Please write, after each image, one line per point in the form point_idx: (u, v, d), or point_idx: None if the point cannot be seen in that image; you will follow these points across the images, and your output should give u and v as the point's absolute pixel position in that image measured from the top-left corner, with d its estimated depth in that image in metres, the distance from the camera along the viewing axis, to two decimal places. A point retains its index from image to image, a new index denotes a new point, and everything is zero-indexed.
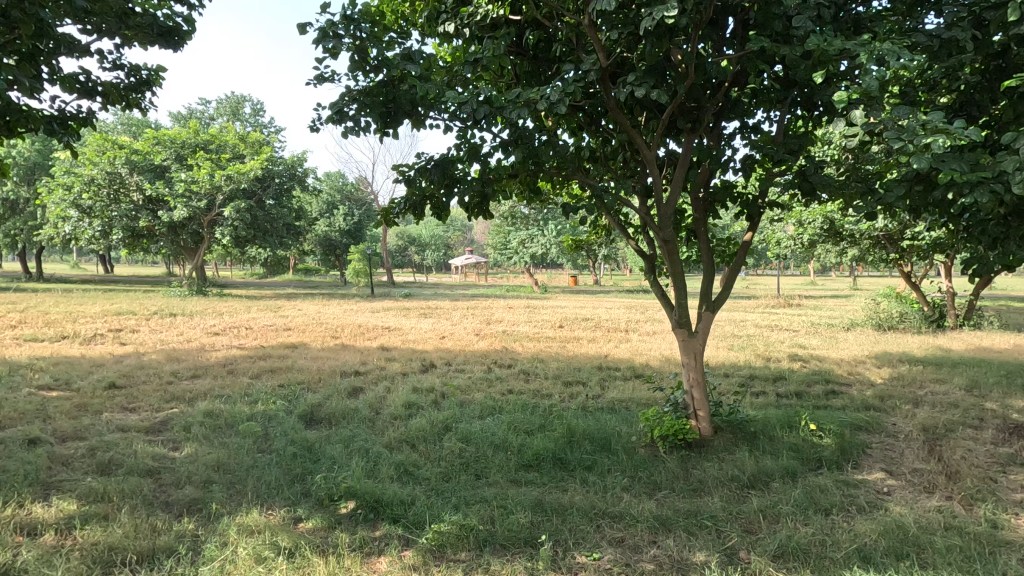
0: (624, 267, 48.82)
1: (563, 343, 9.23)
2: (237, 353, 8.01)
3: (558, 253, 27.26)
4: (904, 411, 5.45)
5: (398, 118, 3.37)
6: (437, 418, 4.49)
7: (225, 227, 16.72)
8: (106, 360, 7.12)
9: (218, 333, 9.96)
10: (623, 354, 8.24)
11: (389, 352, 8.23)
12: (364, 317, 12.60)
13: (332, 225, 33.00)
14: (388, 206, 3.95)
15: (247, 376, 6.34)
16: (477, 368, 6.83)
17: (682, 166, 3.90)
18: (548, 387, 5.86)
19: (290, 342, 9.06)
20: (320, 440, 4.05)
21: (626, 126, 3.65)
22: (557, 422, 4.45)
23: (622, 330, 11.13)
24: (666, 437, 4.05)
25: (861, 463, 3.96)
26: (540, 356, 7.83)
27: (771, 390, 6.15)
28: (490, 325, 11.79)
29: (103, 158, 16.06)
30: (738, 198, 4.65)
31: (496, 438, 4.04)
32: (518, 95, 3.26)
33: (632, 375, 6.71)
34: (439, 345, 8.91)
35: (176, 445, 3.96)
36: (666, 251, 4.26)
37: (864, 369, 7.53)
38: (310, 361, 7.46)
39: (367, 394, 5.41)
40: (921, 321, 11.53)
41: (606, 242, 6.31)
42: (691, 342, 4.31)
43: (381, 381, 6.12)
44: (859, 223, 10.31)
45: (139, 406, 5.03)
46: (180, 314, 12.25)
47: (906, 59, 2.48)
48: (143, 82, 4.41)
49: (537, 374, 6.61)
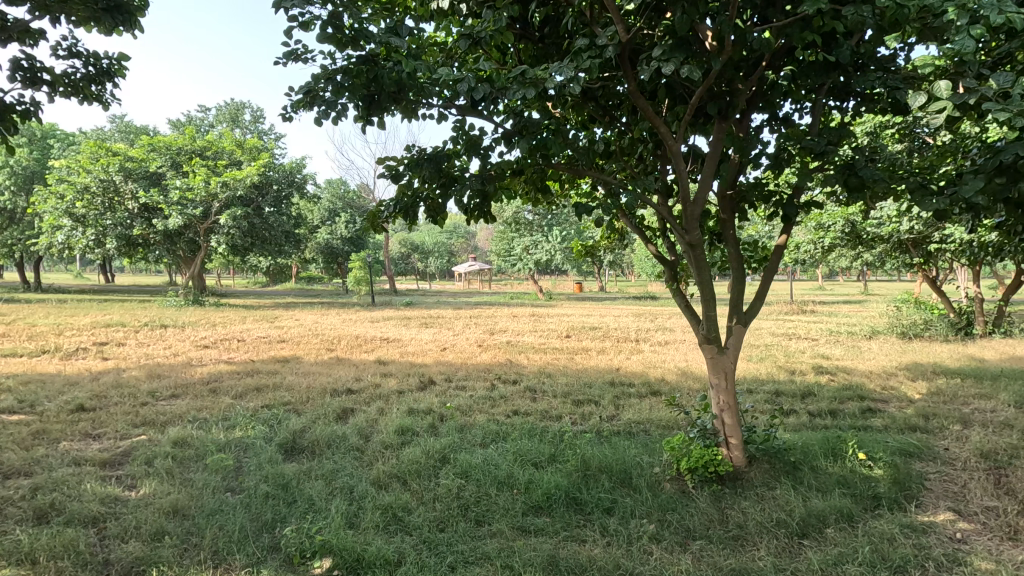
0: (629, 273, 48.30)
1: (571, 355, 8.71)
2: (225, 369, 7.50)
3: (563, 259, 26.73)
4: (954, 433, 4.89)
5: (381, 105, 2.86)
6: (432, 448, 3.97)
7: (221, 236, 16.28)
8: (82, 378, 6.62)
9: (208, 346, 9.45)
10: (636, 367, 7.69)
11: (386, 367, 7.72)
12: (363, 328, 12.10)
13: (333, 232, 32.36)
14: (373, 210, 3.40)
15: (229, 396, 5.83)
16: (479, 385, 6.29)
17: (712, 158, 3.36)
18: (558, 407, 5.33)
19: (281, 356, 8.56)
20: (298, 475, 3.54)
21: (650, 112, 3.12)
22: (569, 452, 3.92)
23: (632, 340, 10.58)
24: (695, 471, 3.54)
25: (924, 500, 3.43)
26: (547, 371, 7.28)
27: (802, 409, 5.59)
28: (494, 335, 11.26)
29: (98, 166, 15.66)
30: (771, 198, 4.13)
31: (501, 472, 3.53)
32: (523, 72, 2.72)
33: (648, 392, 6.17)
34: (439, 359, 8.37)
35: (134, 484, 3.45)
36: (692, 257, 3.73)
37: (898, 383, 6.94)
38: (300, 377, 6.94)
39: (358, 417, 4.88)
40: (947, 328, 10.96)
41: (618, 247, 5.81)
42: (721, 358, 3.83)
43: (375, 401, 5.60)
44: (883, 225, 9.76)
45: (103, 433, 4.52)
46: (172, 326, 11.76)
47: (1013, 7, 1.96)
48: (105, 72, 3.93)
49: (544, 392, 6.06)
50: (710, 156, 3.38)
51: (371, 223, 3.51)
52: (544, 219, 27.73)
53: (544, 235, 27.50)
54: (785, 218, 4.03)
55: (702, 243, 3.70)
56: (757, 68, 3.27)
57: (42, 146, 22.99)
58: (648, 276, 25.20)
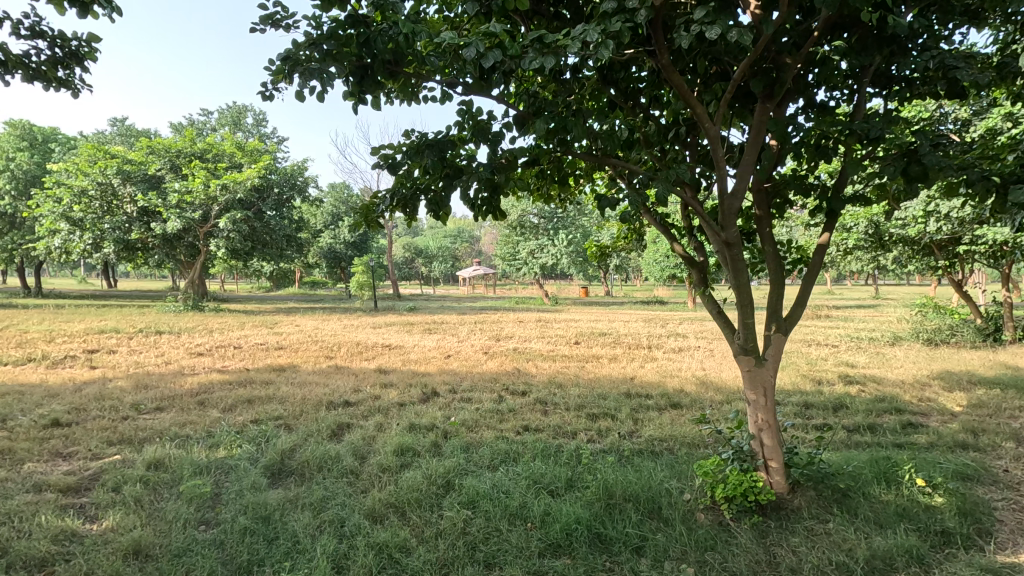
0: (635, 277, 47.89)
1: (582, 364, 8.29)
2: (217, 379, 7.09)
3: (569, 263, 26.31)
4: (1010, 452, 4.42)
5: (375, 78, 2.45)
6: (435, 471, 3.55)
7: (221, 240, 15.96)
8: (64, 389, 6.24)
9: (202, 354, 9.07)
10: (652, 377, 7.25)
11: (387, 376, 7.32)
12: (364, 334, 11.70)
13: (337, 237, 32.60)
14: (363, 208, 2.95)
15: (217, 409, 5.40)
16: (486, 397, 5.85)
17: (755, 146, 2.93)
18: (572, 422, 4.91)
19: (277, 364, 8.17)
20: (283, 505, 3.13)
21: (686, 91, 2.68)
22: (589, 476, 3.50)
23: (645, 347, 10.15)
24: (732, 500, 3.12)
25: (999, 536, 2.99)
26: (557, 381, 6.85)
27: (837, 424, 5.12)
28: (500, 342, 10.85)
29: (95, 169, 15.32)
30: (812, 191, 3.69)
31: (512, 503, 3.11)
32: (542, 38, 2.28)
33: (668, 404, 5.74)
34: (442, 367, 7.95)
35: (96, 516, 3.05)
36: (728, 257, 3.30)
37: (935, 394, 6.46)
38: (296, 388, 6.54)
39: (354, 434, 4.46)
40: (974, 334, 10.46)
41: (636, 246, 5.41)
42: (759, 371, 3.41)
43: (374, 415, 5.19)
44: (908, 226, 9.32)
45: (75, 452, 4.12)
46: (168, 332, 11.39)
47: None
48: (72, 55, 3.54)
49: (556, 405, 5.62)
50: (751, 144, 2.96)
51: (362, 223, 3.07)
52: (549, 222, 27.32)
53: (550, 239, 27.11)
54: (829, 213, 3.59)
55: (740, 242, 3.26)
56: (805, 41, 2.85)
57: (43, 150, 22.76)
58: (655, 280, 24.75)
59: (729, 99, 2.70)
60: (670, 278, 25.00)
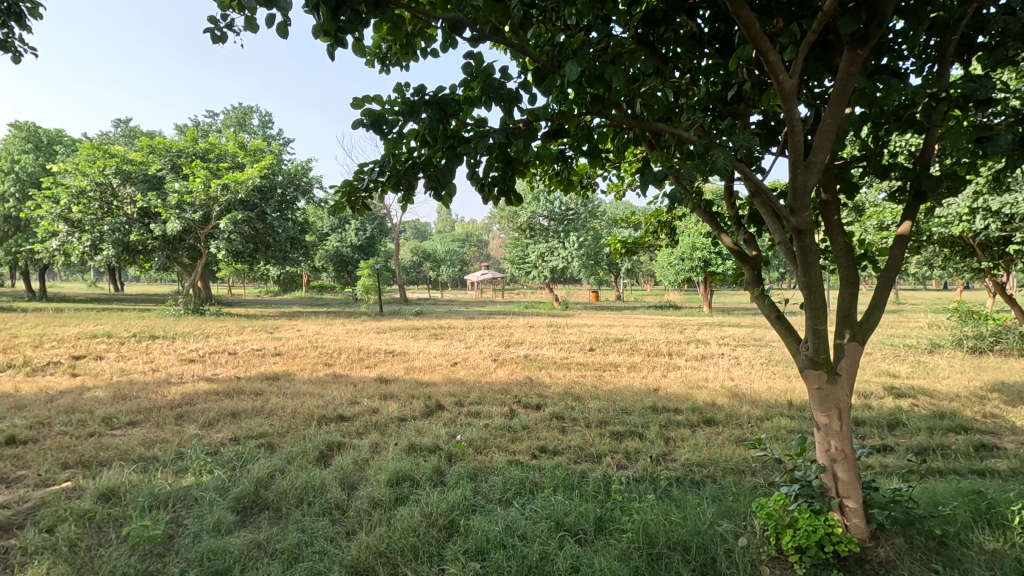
0: (645, 282, 47.14)
1: (599, 372, 7.71)
2: (204, 389, 6.53)
3: (580, 267, 25.67)
4: None
5: (353, 8, 1.87)
6: (437, 508, 2.95)
7: (221, 241, 15.52)
8: (35, 400, 5.70)
9: (194, 360, 8.55)
10: (678, 388, 6.62)
11: (388, 385, 6.75)
12: (367, 339, 11.18)
13: (344, 241, 32.26)
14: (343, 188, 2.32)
15: (196, 423, 4.83)
16: (496, 411, 5.25)
17: (838, 106, 2.32)
18: (595, 442, 4.30)
19: (271, 372, 7.65)
20: (246, 555, 2.54)
21: (759, 30, 2.05)
22: (623, 517, 2.88)
23: (664, 354, 9.53)
24: (805, 552, 2.52)
25: None
26: (574, 392, 6.24)
27: (898, 446, 4.46)
28: (509, 348, 10.28)
29: (94, 168, 14.90)
30: (892, 169, 3.04)
31: (530, 557, 2.49)
32: None
33: (700, 421, 5.11)
34: (449, 376, 7.35)
35: (16, 567, 2.48)
36: (797, 248, 2.64)
37: (999, 409, 5.76)
38: (287, 399, 5.98)
39: (344, 457, 3.87)
40: (1020, 342, 9.71)
41: (665, 241, 4.82)
42: (831, 390, 2.78)
43: (371, 431, 4.61)
44: (951, 223, 8.62)
45: (20, 478, 3.55)
46: (162, 336, 10.91)
47: None
48: (10, 11, 2.99)
49: (574, 421, 5.01)
50: (835, 103, 2.35)
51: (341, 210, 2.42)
52: (560, 224, 26.67)
53: (560, 242, 26.43)
54: (916, 194, 2.96)
55: (811, 229, 2.60)
56: None
57: (48, 152, 22.55)
58: (668, 284, 24.03)
59: (811, 43, 2.10)
60: (684, 281, 24.27)
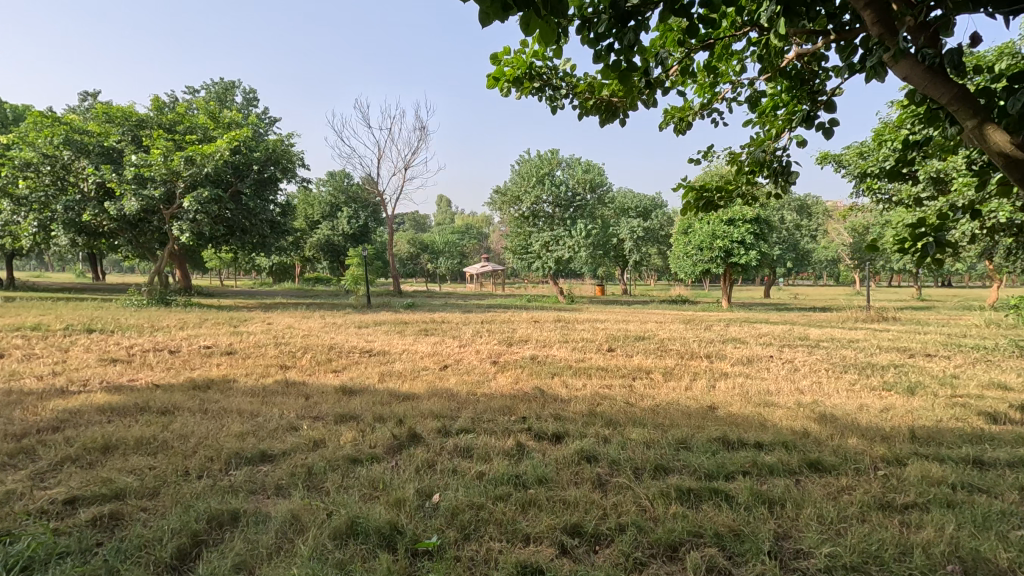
0: (651, 279, 45.37)
1: (628, 381, 5.97)
2: (98, 402, 4.78)
3: (587, 257, 23.76)
4: None
5: None
6: None
7: (185, 222, 13.72)
8: None
9: (118, 361, 6.78)
10: (741, 406, 4.89)
11: (353, 398, 5.03)
12: (343, 335, 9.45)
13: (335, 229, 30.55)
14: None
15: (30, 468, 3.11)
16: (494, 445, 3.54)
17: None
18: (660, 515, 2.58)
19: (205, 377, 5.91)
20: None
21: None
22: None
23: (703, 356, 7.79)
24: None
25: None
26: (603, 412, 4.51)
27: None
28: (513, 347, 8.55)
29: (42, 137, 13.11)
30: None
31: None
32: None
33: (803, 468, 3.37)
34: (434, 386, 5.62)
35: None
36: None
37: None
38: (204, 419, 4.27)
39: (222, 553, 2.16)
40: None
41: (753, 183, 3.15)
42: None
43: (295, 486, 2.89)
44: None
45: None
46: (98, 330, 9.14)
47: None
48: None
49: (613, 466, 3.30)
50: None
51: None
52: (565, 211, 24.93)
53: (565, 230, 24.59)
54: None
55: None
56: None
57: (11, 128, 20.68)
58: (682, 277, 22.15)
59: None
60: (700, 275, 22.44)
